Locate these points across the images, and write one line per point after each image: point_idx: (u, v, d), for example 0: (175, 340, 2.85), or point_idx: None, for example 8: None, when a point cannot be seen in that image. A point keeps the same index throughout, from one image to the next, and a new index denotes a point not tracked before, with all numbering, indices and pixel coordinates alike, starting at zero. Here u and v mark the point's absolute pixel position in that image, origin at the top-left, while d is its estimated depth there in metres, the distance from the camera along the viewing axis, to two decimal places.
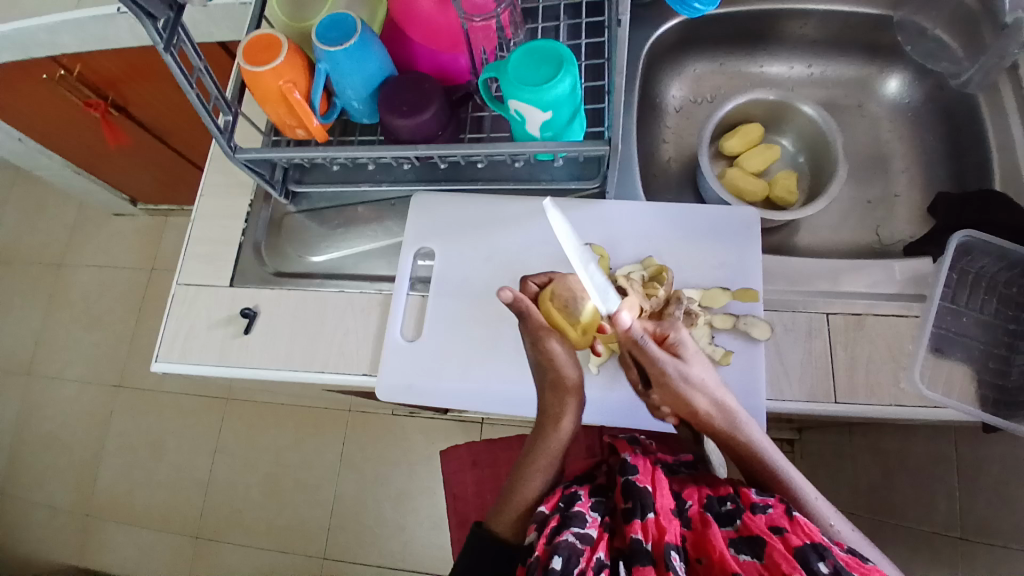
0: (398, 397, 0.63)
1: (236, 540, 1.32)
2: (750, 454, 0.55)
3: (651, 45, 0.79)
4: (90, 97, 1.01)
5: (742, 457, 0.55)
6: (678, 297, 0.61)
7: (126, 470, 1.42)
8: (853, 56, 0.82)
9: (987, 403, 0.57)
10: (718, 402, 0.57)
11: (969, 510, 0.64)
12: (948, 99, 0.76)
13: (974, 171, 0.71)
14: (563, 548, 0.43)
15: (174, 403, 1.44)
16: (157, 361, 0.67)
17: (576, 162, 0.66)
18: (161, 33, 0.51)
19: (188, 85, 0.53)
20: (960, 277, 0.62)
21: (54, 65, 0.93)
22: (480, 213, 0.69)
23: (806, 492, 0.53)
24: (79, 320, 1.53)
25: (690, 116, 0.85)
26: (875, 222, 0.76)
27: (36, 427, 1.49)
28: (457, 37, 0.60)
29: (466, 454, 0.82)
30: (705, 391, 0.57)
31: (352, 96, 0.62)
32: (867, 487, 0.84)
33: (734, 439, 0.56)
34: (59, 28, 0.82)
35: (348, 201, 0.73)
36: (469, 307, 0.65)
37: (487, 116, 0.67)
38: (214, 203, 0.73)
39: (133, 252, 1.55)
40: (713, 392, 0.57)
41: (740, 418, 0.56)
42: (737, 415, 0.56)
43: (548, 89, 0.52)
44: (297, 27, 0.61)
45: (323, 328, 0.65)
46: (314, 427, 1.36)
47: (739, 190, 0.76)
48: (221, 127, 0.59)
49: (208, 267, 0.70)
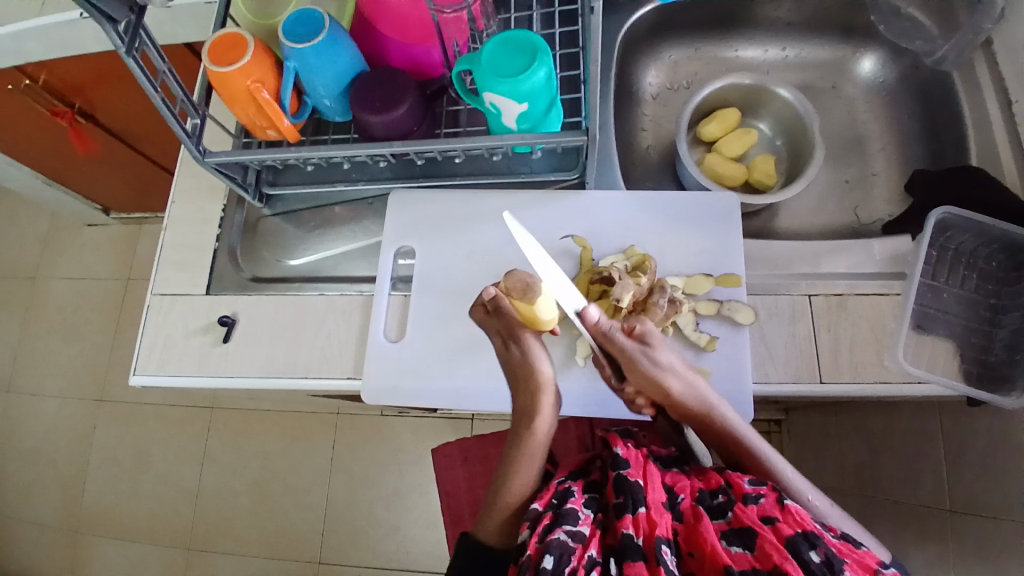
0: (384, 398, 0.62)
1: (229, 548, 1.31)
2: (732, 438, 0.52)
3: (626, 32, 0.78)
4: (57, 106, 0.98)
5: (727, 441, 0.53)
6: (661, 285, 0.57)
7: (112, 484, 1.39)
8: (827, 38, 0.82)
9: (971, 377, 0.58)
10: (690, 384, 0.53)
11: (956, 482, 0.65)
12: (922, 78, 0.76)
13: (950, 148, 0.72)
14: (555, 547, 0.43)
15: (158, 414, 1.41)
16: (135, 374, 0.65)
17: (555, 153, 0.64)
18: (122, 37, 0.49)
19: (153, 89, 0.51)
20: (940, 255, 0.63)
21: (18, 73, 0.89)
22: (459, 209, 0.68)
23: (796, 483, 0.51)
24: (56, 333, 1.50)
25: (668, 102, 0.84)
26: (854, 203, 0.76)
27: (17, 444, 1.45)
28: (429, 27, 0.59)
29: (457, 450, 0.81)
30: (663, 366, 0.51)
31: (324, 94, 0.60)
32: (854, 463, 0.85)
33: (713, 422, 0.53)
34: (21, 35, 0.80)
35: (324, 202, 0.71)
36: (452, 305, 0.64)
37: (463, 111, 0.66)
38: (186, 209, 0.71)
39: (108, 261, 1.52)
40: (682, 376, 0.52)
41: (711, 398, 0.52)
42: (709, 398, 0.53)
43: (524, 79, 0.51)
44: (263, 24, 0.59)
45: (305, 331, 0.64)
46: (303, 431, 1.34)
47: (718, 176, 0.76)
48: (188, 131, 0.57)
49: (183, 274, 0.69)
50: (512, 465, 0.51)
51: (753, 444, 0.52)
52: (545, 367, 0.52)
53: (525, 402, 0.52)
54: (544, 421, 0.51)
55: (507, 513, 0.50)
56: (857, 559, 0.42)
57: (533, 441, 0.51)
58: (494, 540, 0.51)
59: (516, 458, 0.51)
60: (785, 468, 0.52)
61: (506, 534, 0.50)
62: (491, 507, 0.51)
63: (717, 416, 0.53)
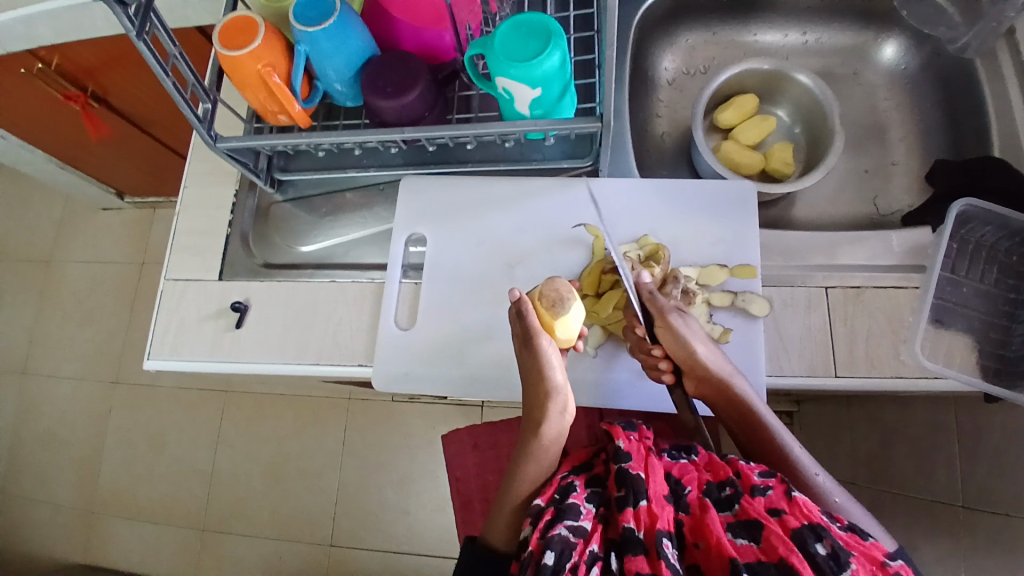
0: (394, 385, 0.62)
1: (241, 530, 1.33)
2: (744, 409, 0.53)
3: (641, 16, 0.77)
4: (70, 89, 0.99)
5: (739, 412, 0.54)
6: (675, 275, 0.58)
7: (128, 465, 1.41)
8: (848, 22, 0.80)
9: (988, 373, 0.57)
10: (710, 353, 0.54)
11: (971, 478, 0.64)
12: (945, 65, 0.74)
13: (973, 138, 0.70)
14: (556, 542, 0.43)
15: (172, 397, 1.43)
16: (148, 358, 0.66)
17: (568, 139, 0.63)
18: (133, 20, 0.49)
19: (164, 73, 0.51)
20: (960, 247, 0.61)
21: (31, 57, 0.90)
22: (470, 195, 0.67)
23: (803, 458, 0.51)
24: (72, 316, 1.52)
25: (684, 88, 0.83)
26: (872, 193, 0.75)
27: (35, 425, 1.48)
28: (440, 11, 0.58)
29: (467, 436, 0.81)
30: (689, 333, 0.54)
31: (335, 78, 0.60)
32: (866, 456, 0.84)
33: (727, 391, 0.54)
34: (33, 18, 0.80)
35: (337, 187, 0.71)
36: (462, 293, 0.64)
37: (475, 96, 0.65)
38: (199, 194, 0.71)
39: (122, 245, 1.53)
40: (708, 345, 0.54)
41: (726, 368, 0.54)
42: (726, 369, 0.54)
43: (538, 64, 0.50)
44: (273, 6, 0.58)
45: (316, 317, 0.64)
46: (314, 415, 1.35)
47: (734, 164, 0.74)
48: (199, 116, 0.57)
49: (196, 259, 0.69)
50: (519, 467, 0.52)
51: (762, 416, 0.53)
52: (556, 374, 0.51)
53: (536, 407, 0.51)
54: (551, 425, 0.50)
55: (513, 514, 0.51)
56: (864, 551, 0.41)
57: (540, 445, 0.51)
58: (500, 541, 0.51)
59: (523, 460, 0.51)
60: (792, 444, 0.52)
61: (511, 534, 0.51)
62: (499, 508, 0.52)
63: (732, 385, 0.54)
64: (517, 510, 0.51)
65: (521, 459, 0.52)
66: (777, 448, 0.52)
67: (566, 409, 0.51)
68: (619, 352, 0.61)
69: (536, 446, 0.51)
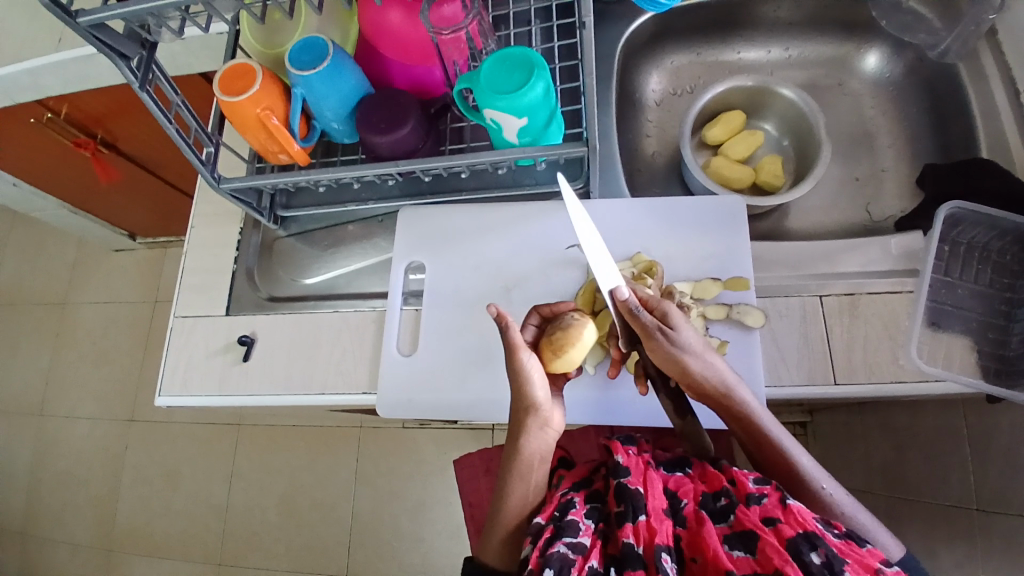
0: (399, 412, 0.64)
1: (258, 562, 1.33)
2: (748, 418, 0.51)
3: (625, 40, 0.79)
4: (80, 137, 1.03)
5: (745, 425, 0.51)
6: (671, 291, 0.59)
7: (144, 502, 1.43)
8: (829, 35, 0.82)
9: (988, 373, 0.57)
10: (709, 363, 0.50)
11: (983, 481, 0.63)
12: (928, 70, 0.75)
13: (959, 140, 0.71)
14: (554, 560, 0.43)
15: (187, 432, 1.45)
16: (160, 395, 0.68)
17: (558, 164, 0.66)
18: (135, 72, 0.51)
19: (167, 121, 0.53)
20: (951, 250, 0.62)
21: (41, 107, 0.94)
22: (466, 222, 0.69)
23: (812, 468, 0.50)
24: (86, 357, 1.55)
25: (671, 108, 0.85)
26: (865, 200, 0.76)
27: (52, 466, 1.50)
28: (429, 51, 0.61)
29: (479, 462, 0.82)
30: (691, 346, 0.49)
31: (331, 117, 0.62)
32: (881, 463, 0.83)
33: (733, 404, 0.51)
34: (43, 71, 0.83)
35: (337, 221, 0.73)
36: (462, 317, 0.65)
37: (467, 127, 0.68)
38: (205, 234, 0.74)
39: (135, 286, 1.57)
40: (708, 358, 0.50)
41: (729, 379, 0.50)
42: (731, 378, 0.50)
43: (522, 95, 0.52)
44: (271, 54, 0.62)
45: (319, 348, 0.66)
46: (326, 444, 1.36)
47: (724, 178, 0.76)
48: (204, 159, 0.59)
49: (203, 296, 0.71)
50: (506, 483, 0.51)
51: (767, 427, 0.51)
52: (538, 390, 0.50)
53: (516, 421, 0.51)
54: (533, 440, 0.50)
55: (508, 534, 0.50)
56: (859, 560, 0.41)
57: (523, 459, 0.50)
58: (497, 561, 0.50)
59: (509, 475, 0.51)
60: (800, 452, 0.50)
61: (508, 555, 0.50)
62: (490, 529, 0.51)
63: (736, 394, 0.51)
64: (508, 529, 0.50)
65: (507, 476, 0.51)
66: (786, 459, 0.50)
67: (547, 425, 0.51)
68: (617, 369, 0.62)
69: (521, 462, 0.50)
